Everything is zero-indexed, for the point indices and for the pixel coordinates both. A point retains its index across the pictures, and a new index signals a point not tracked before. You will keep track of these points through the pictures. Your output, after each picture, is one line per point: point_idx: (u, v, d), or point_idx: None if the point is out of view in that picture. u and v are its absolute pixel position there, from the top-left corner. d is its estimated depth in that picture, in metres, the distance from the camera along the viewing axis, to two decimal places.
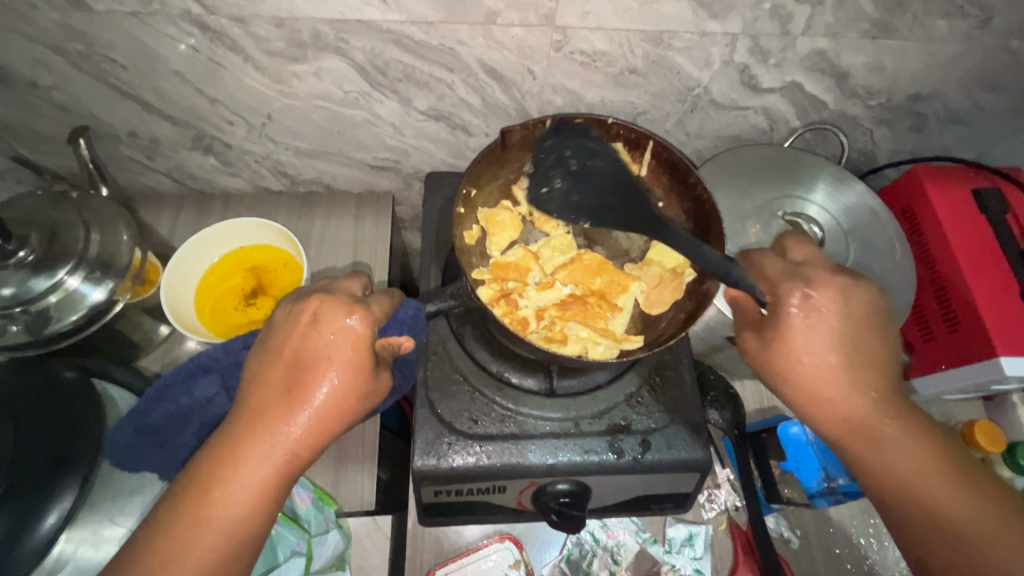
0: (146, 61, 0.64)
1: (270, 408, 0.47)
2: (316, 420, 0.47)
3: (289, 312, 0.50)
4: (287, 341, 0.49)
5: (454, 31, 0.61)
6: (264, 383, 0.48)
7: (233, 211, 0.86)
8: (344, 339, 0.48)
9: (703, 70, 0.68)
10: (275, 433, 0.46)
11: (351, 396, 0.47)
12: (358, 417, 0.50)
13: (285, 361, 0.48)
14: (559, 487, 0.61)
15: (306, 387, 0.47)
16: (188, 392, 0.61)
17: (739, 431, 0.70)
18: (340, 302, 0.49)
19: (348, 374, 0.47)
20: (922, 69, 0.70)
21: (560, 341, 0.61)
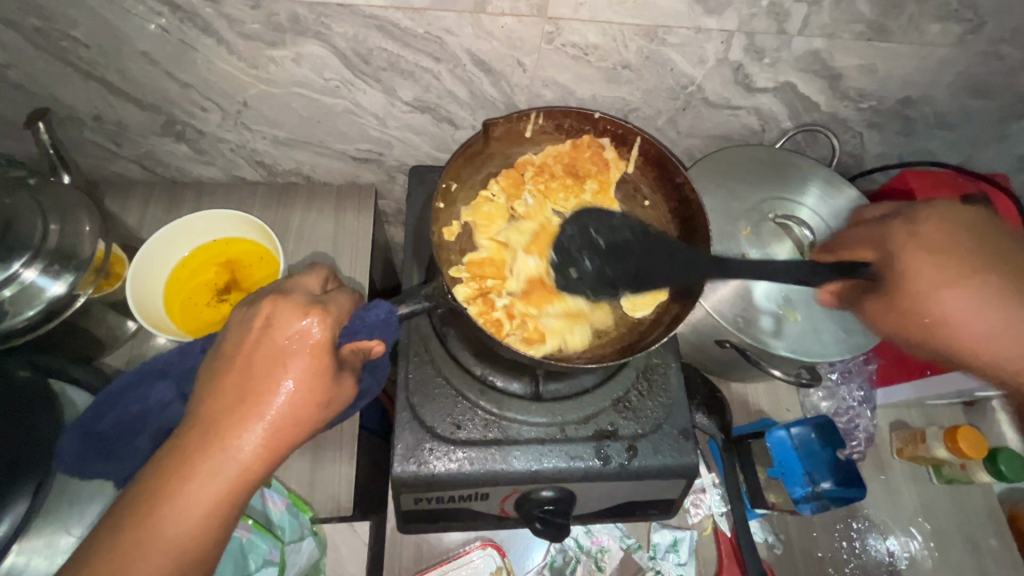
0: (111, 41, 0.60)
1: (220, 420, 0.43)
2: (272, 430, 0.43)
3: (243, 317, 0.47)
4: (238, 347, 0.45)
5: (441, 19, 0.58)
6: (213, 393, 0.44)
7: (206, 202, 0.82)
8: (304, 343, 0.45)
9: (696, 67, 0.66)
10: (225, 449, 0.42)
11: (312, 402, 0.45)
12: (318, 426, 0.46)
13: (236, 369, 0.44)
14: (543, 494, 0.59)
15: (261, 396, 0.43)
16: (141, 398, 0.57)
17: (726, 435, 0.69)
18: (297, 303, 0.46)
19: (308, 379, 0.44)
20: (914, 73, 0.69)
21: (539, 341, 0.59)
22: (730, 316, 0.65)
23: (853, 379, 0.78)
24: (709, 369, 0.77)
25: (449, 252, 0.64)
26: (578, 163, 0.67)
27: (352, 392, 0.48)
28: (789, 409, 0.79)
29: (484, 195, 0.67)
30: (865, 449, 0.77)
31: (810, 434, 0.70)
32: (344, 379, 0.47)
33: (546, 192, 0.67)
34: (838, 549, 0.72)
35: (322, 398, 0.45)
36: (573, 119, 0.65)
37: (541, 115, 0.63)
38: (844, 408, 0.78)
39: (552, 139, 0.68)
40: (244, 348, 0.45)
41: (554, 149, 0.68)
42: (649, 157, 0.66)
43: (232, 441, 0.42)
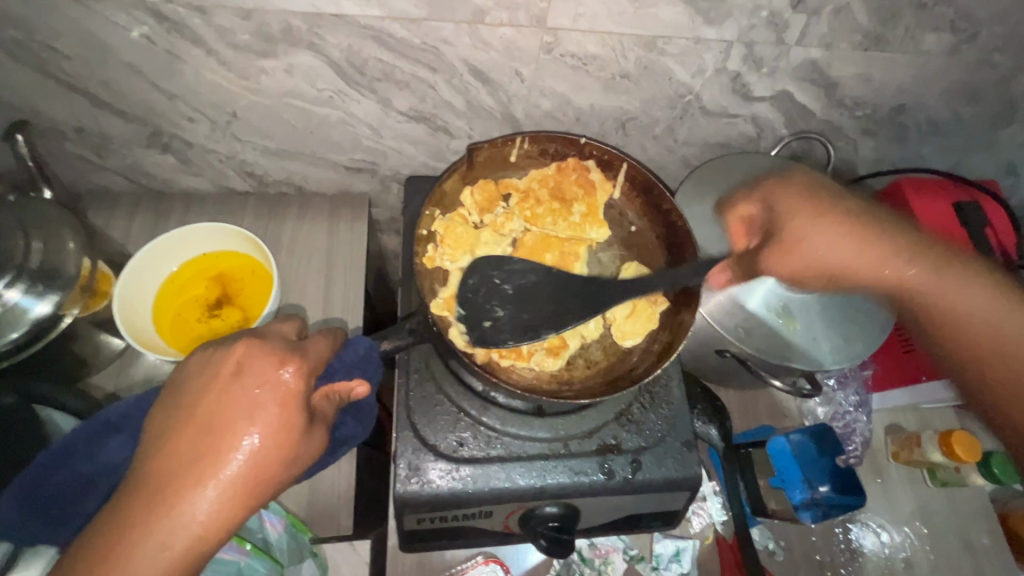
0: (94, 52, 0.58)
1: (166, 487, 0.37)
2: (229, 496, 0.38)
3: (203, 362, 0.42)
4: (196, 398, 0.40)
5: (438, 29, 0.57)
6: (163, 453, 0.38)
7: (195, 213, 0.80)
8: (272, 396, 0.40)
9: (695, 77, 0.66)
10: (170, 519, 0.36)
11: (278, 460, 0.39)
12: (280, 488, 0.41)
13: (195, 423, 0.39)
14: (548, 509, 0.58)
15: (218, 455, 0.38)
16: (90, 458, 0.51)
17: (728, 444, 0.69)
18: (272, 349, 0.42)
19: (273, 437, 0.39)
20: (910, 80, 0.69)
21: (563, 346, 0.61)
22: (730, 327, 0.65)
23: (850, 384, 0.78)
24: (708, 376, 0.77)
25: (433, 282, 0.63)
26: (564, 186, 0.67)
27: (321, 447, 0.43)
28: (788, 415, 0.79)
29: (461, 214, 0.66)
30: (861, 453, 0.78)
31: (810, 441, 0.70)
32: (315, 433, 0.42)
33: (533, 217, 0.67)
34: (837, 551, 0.73)
35: (288, 456, 0.40)
36: (559, 143, 0.66)
37: (525, 140, 0.63)
38: (841, 413, 0.78)
39: (538, 162, 0.69)
40: (204, 399, 0.40)
41: (538, 173, 0.68)
42: (636, 182, 0.66)
43: (179, 510, 0.36)
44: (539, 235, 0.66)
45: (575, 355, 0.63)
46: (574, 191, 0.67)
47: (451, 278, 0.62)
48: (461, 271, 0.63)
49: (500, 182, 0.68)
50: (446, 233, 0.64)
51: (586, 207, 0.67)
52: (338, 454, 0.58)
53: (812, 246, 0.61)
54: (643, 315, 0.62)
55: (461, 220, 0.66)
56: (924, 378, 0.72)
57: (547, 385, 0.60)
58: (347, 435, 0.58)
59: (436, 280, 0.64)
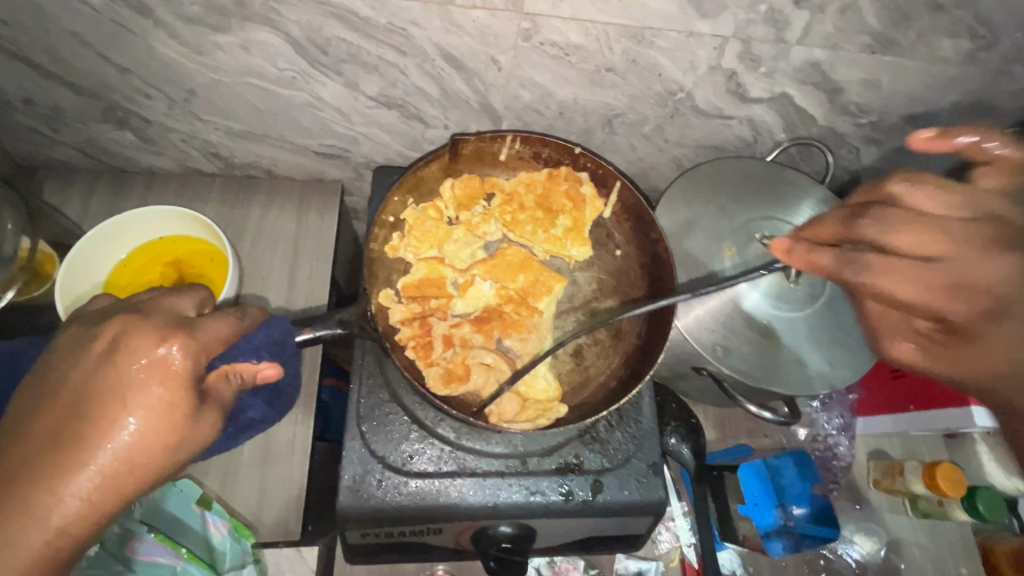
0: (31, 17, 0.53)
1: (22, 478, 0.33)
2: (99, 488, 0.34)
3: (80, 339, 0.38)
4: (65, 379, 0.36)
5: (406, 9, 0.52)
6: (23, 439, 0.34)
7: (156, 193, 0.76)
8: (152, 376, 0.36)
9: (687, 74, 0.61)
10: (29, 511, 0.33)
11: (156, 444, 0.36)
12: (167, 474, 0.38)
13: (63, 406, 0.35)
14: (502, 529, 0.55)
15: (87, 440, 0.34)
16: None
17: (699, 464, 0.66)
18: (153, 326, 0.38)
19: (152, 421, 0.36)
20: (919, 89, 0.64)
21: (460, 379, 0.56)
22: (708, 344, 0.61)
23: (833, 407, 0.76)
24: (685, 392, 0.73)
25: (391, 270, 0.62)
26: (551, 196, 0.64)
27: (217, 431, 0.40)
28: (766, 435, 0.75)
29: (436, 206, 0.64)
30: (840, 479, 0.75)
31: (786, 465, 0.67)
32: (206, 416, 0.39)
33: (512, 223, 0.65)
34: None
35: (171, 441, 0.37)
36: (552, 149, 0.63)
37: (513, 138, 0.61)
38: (822, 437, 0.76)
39: (528, 166, 0.66)
40: (75, 380, 0.36)
41: (528, 177, 0.65)
42: (626, 206, 0.63)
43: (39, 500, 0.33)
44: (523, 254, 0.63)
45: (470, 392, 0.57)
46: (561, 203, 0.64)
47: (414, 270, 0.62)
48: (424, 264, 0.62)
49: (485, 180, 0.65)
50: (415, 223, 0.63)
51: (570, 219, 0.64)
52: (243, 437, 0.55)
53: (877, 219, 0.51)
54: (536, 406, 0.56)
55: (435, 213, 0.64)
56: (910, 407, 0.69)
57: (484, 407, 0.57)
58: (255, 418, 0.56)
59: (395, 270, 0.62)
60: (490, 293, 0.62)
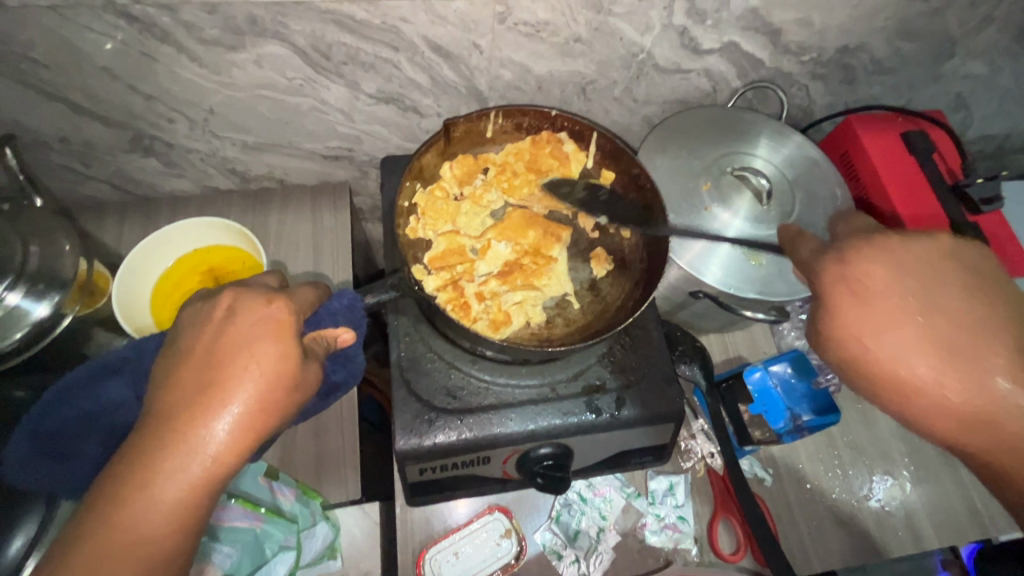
0: (69, 59, 0.60)
1: (184, 415, 0.43)
2: (241, 419, 0.44)
3: (200, 310, 0.49)
4: (198, 339, 0.47)
5: (395, 8, 0.60)
6: (175, 387, 0.45)
7: (182, 214, 0.83)
8: (266, 330, 0.47)
9: (644, 35, 0.69)
10: (191, 438, 0.43)
11: (277, 383, 0.46)
12: (289, 412, 0.48)
13: (200, 359, 0.46)
14: (542, 451, 0.62)
15: (225, 383, 0.45)
16: (92, 396, 0.55)
17: (711, 382, 0.73)
18: (257, 294, 0.49)
19: (272, 364, 0.46)
20: (847, 22, 0.73)
21: (506, 322, 0.64)
22: (701, 270, 0.67)
23: None
24: (688, 323, 0.80)
25: (416, 249, 0.69)
26: (539, 158, 0.72)
27: (319, 378, 0.50)
28: (766, 351, 0.83)
29: (441, 185, 0.72)
30: (841, 380, 0.80)
31: (788, 371, 0.74)
32: (310, 364, 0.49)
33: (510, 189, 0.73)
34: (824, 476, 0.76)
35: (288, 382, 0.46)
36: (532, 117, 0.71)
37: (498, 113, 0.68)
38: None
39: (513, 137, 0.74)
40: (206, 339, 0.46)
41: (515, 147, 0.73)
42: (606, 151, 0.71)
43: (200, 427, 0.43)
44: (529, 215, 0.71)
45: (519, 330, 0.65)
46: (549, 163, 0.72)
47: (436, 244, 0.69)
48: (443, 238, 0.69)
49: (478, 156, 0.73)
50: (427, 206, 0.70)
51: (561, 175, 0.72)
52: (333, 397, 0.63)
53: (889, 355, 0.49)
54: (559, 321, 0.66)
55: (442, 193, 0.71)
56: None
57: (527, 341, 0.64)
58: (340, 381, 0.63)
59: (419, 249, 0.69)
60: (508, 249, 0.70)
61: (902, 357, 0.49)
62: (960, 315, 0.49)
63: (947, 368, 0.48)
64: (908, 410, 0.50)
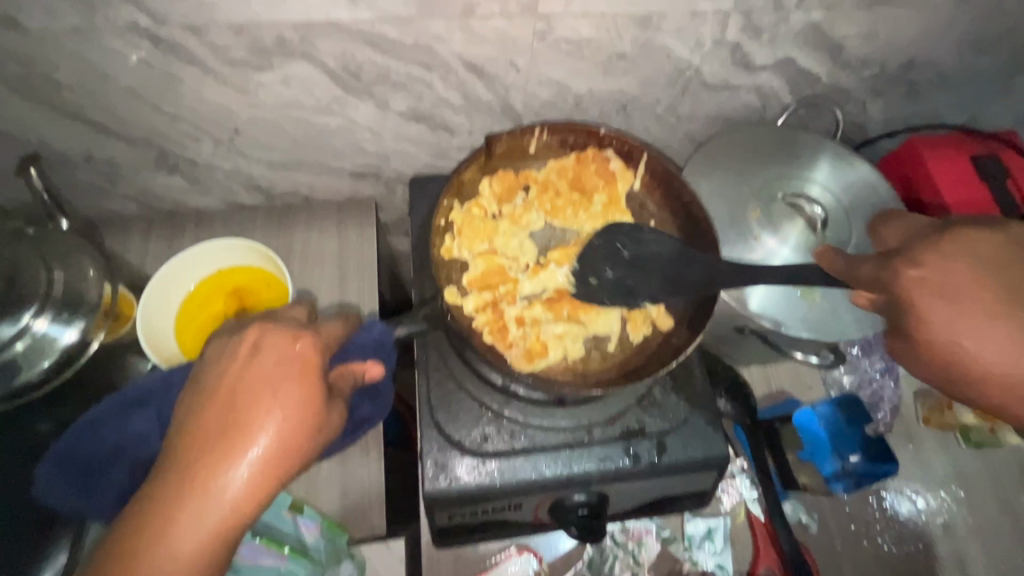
0: (93, 80, 0.58)
1: (202, 462, 0.41)
2: (260, 467, 0.41)
3: (224, 346, 0.46)
4: (220, 379, 0.44)
5: (430, 27, 0.57)
6: (194, 431, 0.42)
7: (206, 232, 0.81)
8: (289, 370, 0.44)
9: (694, 51, 0.64)
10: (209, 488, 0.40)
11: (300, 428, 0.43)
12: (311, 456, 0.45)
13: (221, 401, 0.43)
14: (576, 498, 0.59)
15: (245, 429, 0.42)
16: (119, 430, 0.55)
17: (751, 420, 0.69)
18: (283, 328, 0.47)
19: (294, 408, 0.43)
20: (915, 36, 0.67)
21: (542, 354, 0.61)
22: (751, 303, 0.63)
23: (874, 351, 0.77)
24: (729, 355, 0.76)
25: (450, 270, 0.65)
26: (583, 177, 0.68)
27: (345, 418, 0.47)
28: (812, 386, 0.78)
29: (480, 202, 0.67)
30: (891, 419, 0.76)
31: (836, 412, 0.70)
32: (335, 405, 0.46)
33: (553, 209, 0.68)
34: (873, 524, 0.72)
35: (311, 427, 0.43)
36: (577, 134, 0.67)
37: (545, 129, 0.65)
38: (867, 381, 0.77)
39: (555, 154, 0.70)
40: (228, 379, 0.44)
41: (557, 164, 0.68)
42: (656, 173, 0.66)
43: (217, 476, 0.41)
44: None
45: (556, 363, 0.61)
46: (594, 182, 0.68)
47: (474, 265, 0.65)
48: (481, 259, 0.65)
49: (520, 173, 0.69)
50: (464, 224, 0.66)
51: (606, 196, 0.67)
52: (359, 434, 0.61)
53: (942, 340, 0.54)
54: (599, 356, 0.63)
55: (480, 211, 0.67)
56: None
57: (563, 376, 0.61)
58: (365, 416, 0.61)
59: (453, 269, 0.65)
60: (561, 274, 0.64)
61: (985, 340, 0.53)
62: (991, 304, 0.54)
63: (995, 344, 0.53)
64: (950, 374, 0.55)
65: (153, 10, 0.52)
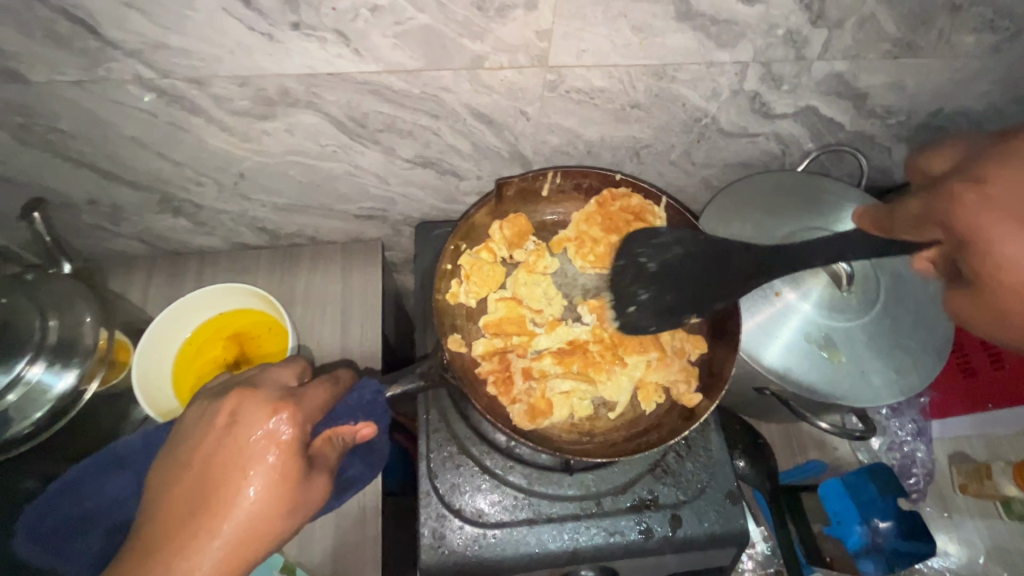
0: (96, 130, 0.58)
1: (169, 544, 0.39)
2: (229, 549, 0.40)
3: (203, 414, 0.45)
4: (196, 450, 0.42)
5: (437, 78, 0.55)
6: (164, 509, 0.41)
7: (209, 272, 0.79)
8: (267, 445, 0.42)
9: (710, 100, 0.62)
10: (173, 572, 0.38)
11: (276, 507, 0.41)
12: (284, 535, 0.43)
13: (194, 478, 0.41)
14: (585, 574, 0.55)
15: (217, 509, 0.40)
16: (97, 492, 0.53)
17: (772, 484, 0.65)
18: (265, 397, 0.44)
19: (270, 487, 0.41)
20: (945, 85, 0.64)
21: (545, 413, 0.57)
22: (769, 362, 0.60)
23: (905, 412, 0.72)
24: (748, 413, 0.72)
25: (454, 318, 0.63)
26: (612, 220, 0.64)
27: (328, 491, 0.45)
28: (838, 447, 0.73)
29: (492, 246, 0.65)
30: (925, 486, 0.71)
31: (869, 481, 0.63)
32: (316, 480, 0.44)
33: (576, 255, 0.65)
34: None
35: (287, 507, 0.42)
36: (592, 178, 0.64)
37: (556, 174, 0.62)
38: (897, 443, 0.72)
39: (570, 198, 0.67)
40: (203, 453, 0.42)
41: (582, 213, 0.66)
42: (671, 222, 0.63)
43: (184, 560, 0.39)
44: None
45: (558, 423, 0.58)
46: (621, 224, 0.64)
47: (493, 308, 0.63)
48: (502, 303, 0.63)
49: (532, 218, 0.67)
50: (472, 269, 0.63)
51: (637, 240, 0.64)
52: (343, 498, 0.58)
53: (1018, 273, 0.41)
54: (604, 420, 0.59)
55: (490, 256, 0.65)
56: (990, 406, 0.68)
57: (567, 435, 0.58)
58: (354, 478, 0.58)
59: (456, 317, 0.63)
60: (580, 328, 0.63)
61: None
62: None
63: None
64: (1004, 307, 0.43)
65: (155, 64, 0.51)
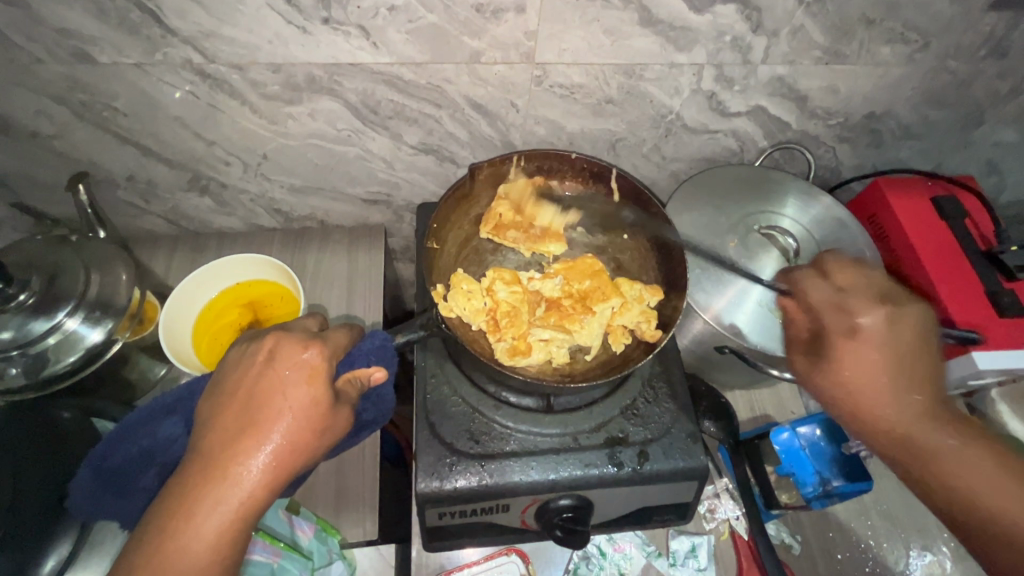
0: (145, 109, 0.67)
1: (221, 455, 0.46)
2: (271, 461, 0.47)
3: (244, 353, 0.52)
4: (241, 381, 0.50)
5: (440, 70, 0.65)
6: (216, 427, 0.48)
7: (227, 250, 0.87)
8: (300, 374, 0.50)
9: (674, 97, 0.72)
10: (226, 477, 0.46)
11: (311, 430, 0.49)
12: (316, 456, 0.50)
13: (242, 403, 0.49)
14: (562, 502, 0.61)
15: (261, 427, 0.48)
16: (150, 434, 0.60)
17: (734, 441, 0.70)
18: (297, 339, 0.52)
19: (303, 411, 0.49)
20: (873, 90, 0.75)
21: (525, 352, 0.65)
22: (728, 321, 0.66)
23: None
24: (714, 379, 0.79)
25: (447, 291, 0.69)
26: (526, 203, 0.74)
27: (350, 420, 0.52)
28: (793, 411, 0.81)
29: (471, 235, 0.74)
30: None
31: (817, 434, 0.73)
32: (341, 410, 0.52)
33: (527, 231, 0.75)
34: (856, 547, 0.72)
35: (317, 427, 0.49)
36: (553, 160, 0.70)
37: (523, 157, 0.69)
38: None
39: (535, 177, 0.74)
40: (247, 383, 0.49)
41: (506, 187, 0.73)
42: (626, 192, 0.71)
43: (237, 466, 0.46)
44: (597, 262, 0.73)
45: (542, 366, 0.66)
46: (537, 208, 0.74)
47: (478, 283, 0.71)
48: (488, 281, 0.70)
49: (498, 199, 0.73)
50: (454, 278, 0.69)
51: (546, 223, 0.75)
52: (362, 436, 0.66)
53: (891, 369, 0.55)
54: (582, 364, 0.67)
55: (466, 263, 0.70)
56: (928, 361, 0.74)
57: (549, 377, 0.65)
58: (369, 420, 0.66)
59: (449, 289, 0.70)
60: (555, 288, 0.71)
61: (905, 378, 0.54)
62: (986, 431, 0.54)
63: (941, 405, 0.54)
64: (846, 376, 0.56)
65: (204, 50, 0.61)
